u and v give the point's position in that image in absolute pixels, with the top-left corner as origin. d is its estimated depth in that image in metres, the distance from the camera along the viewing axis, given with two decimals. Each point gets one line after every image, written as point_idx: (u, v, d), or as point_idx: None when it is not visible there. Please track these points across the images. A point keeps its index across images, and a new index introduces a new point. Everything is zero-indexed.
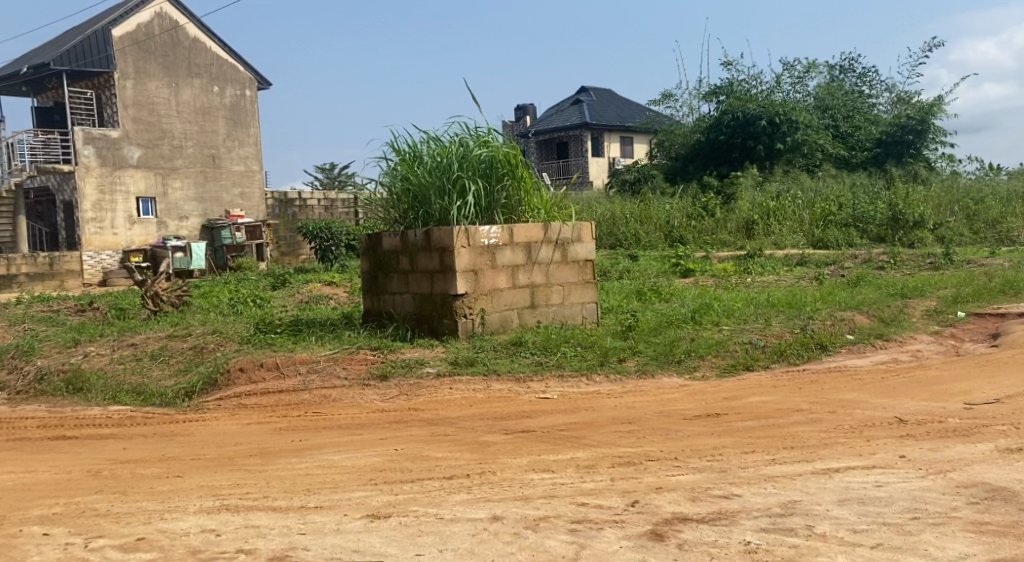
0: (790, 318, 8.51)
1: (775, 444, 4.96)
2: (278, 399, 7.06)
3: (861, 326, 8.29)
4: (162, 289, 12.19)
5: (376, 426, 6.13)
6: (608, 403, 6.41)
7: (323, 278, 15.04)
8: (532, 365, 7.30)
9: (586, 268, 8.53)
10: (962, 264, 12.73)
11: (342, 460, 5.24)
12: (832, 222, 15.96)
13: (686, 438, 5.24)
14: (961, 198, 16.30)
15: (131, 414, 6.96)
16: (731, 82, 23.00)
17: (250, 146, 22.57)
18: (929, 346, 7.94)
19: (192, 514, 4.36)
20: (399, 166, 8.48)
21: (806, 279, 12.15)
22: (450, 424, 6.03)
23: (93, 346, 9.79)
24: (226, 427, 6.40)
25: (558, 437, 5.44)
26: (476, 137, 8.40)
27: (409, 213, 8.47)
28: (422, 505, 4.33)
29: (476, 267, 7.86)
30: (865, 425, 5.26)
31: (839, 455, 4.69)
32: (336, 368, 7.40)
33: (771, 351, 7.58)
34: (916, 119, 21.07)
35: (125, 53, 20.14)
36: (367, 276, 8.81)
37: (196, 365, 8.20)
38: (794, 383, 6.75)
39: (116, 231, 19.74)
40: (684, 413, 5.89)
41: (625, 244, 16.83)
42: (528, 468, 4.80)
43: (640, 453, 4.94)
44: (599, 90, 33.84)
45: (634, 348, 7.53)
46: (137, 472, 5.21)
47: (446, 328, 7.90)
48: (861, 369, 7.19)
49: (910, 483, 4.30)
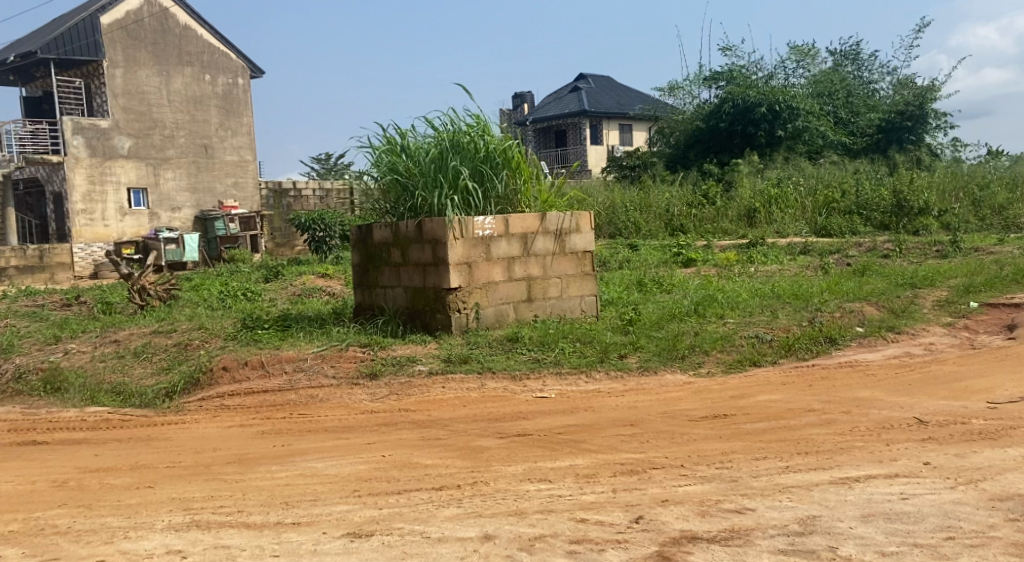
0: (796, 309, 8.19)
1: (788, 449, 4.63)
2: (263, 399, 6.72)
3: (871, 317, 7.97)
4: (150, 283, 11.89)
5: (364, 429, 5.80)
6: (609, 403, 6.07)
7: (317, 270, 14.69)
8: (529, 363, 6.95)
9: (586, 259, 8.19)
10: (970, 252, 12.39)
11: (324, 468, 4.90)
12: (835, 209, 15.58)
13: (692, 443, 4.91)
14: (966, 183, 15.99)
15: (106, 416, 6.63)
16: (731, 68, 22.59)
17: (243, 136, 22.23)
18: (942, 339, 7.60)
19: (159, 532, 4.06)
20: (389, 153, 8.10)
21: (812, 269, 11.77)
22: (442, 427, 5.69)
23: (75, 344, 9.43)
24: (206, 431, 6.08)
25: (556, 441, 5.12)
26: (471, 122, 8.01)
27: (401, 203, 8.10)
28: (407, 521, 4.01)
29: (470, 260, 7.53)
30: (883, 427, 4.92)
31: (858, 462, 4.35)
32: (324, 367, 7.05)
33: (778, 345, 7.25)
34: (915, 105, 20.75)
35: (114, 40, 19.71)
36: (358, 269, 8.46)
37: (179, 364, 7.87)
38: (804, 380, 6.42)
39: (107, 223, 19.38)
40: (688, 414, 5.55)
41: (625, 234, 16.50)
42: (524, 478, 4.46)
43: (644, 461, 4.60)
44: (597, 78, 33.44)
45: (636, 344, 7.20)
46: (106, 482, 4.89)
47: (440, 323, 7.57)
48: (874, 364, 6.88)
49: (939, 495, 3.97)
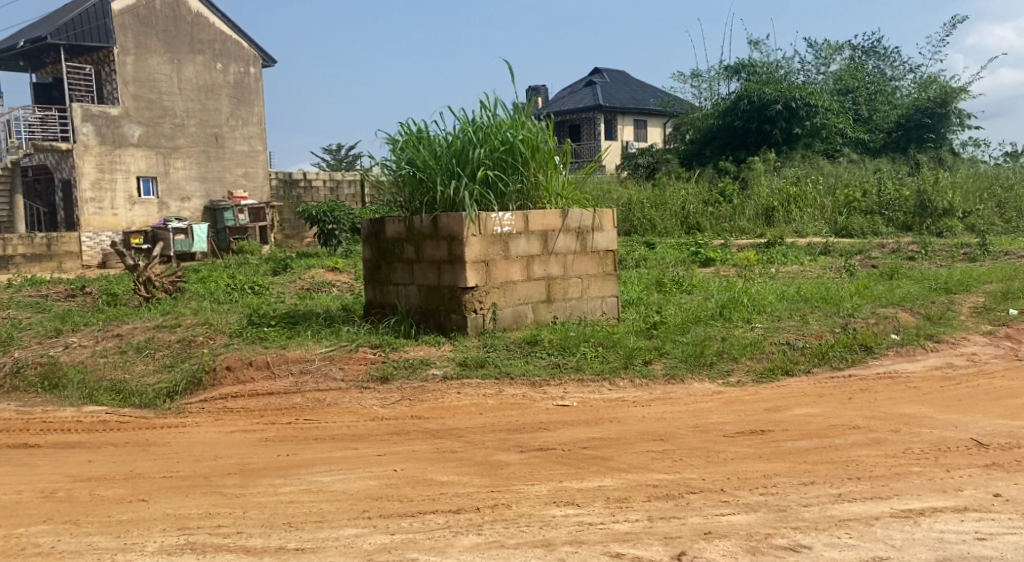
0: (827, 314, 7.77)
1: (837, 474, 4.31)
2: (268, 402, 6.35)
3: (906, 324, 7.55)
4: (155, 275, 11.57)
5: (375, 438, 5.45)
6: (636, 413, 5.68)
7: (327, 264, 14.31)
8: (549, 368, 6.59)
9: (608, 258, 7.81)
10: (999, 255, 11.97)
11: (333, 484, 4.55)
12: (856, 208, 15.12)
13: (730, 463, 4.54)
14: (990, 184, 15.53)
15: (104, 417, 6.27)
16: (752, 61, 22.08)
17: (254, 125, 21.86)
18: (985, 349, 7.20)
19: (150, 556, 3.82)
20: (408, 144, 7.69)
21: (833, 271, 11.31)
22: (457, 438, 5.33)
23: (75, 338, 9.10)
24: (206, 436, 5.73)
25: (581, 457, 4.74)
26: (494, 114, 7.59)
27: (417, 196, 7.66)
28: (423, 551, 3.76)
29: (487, 257, 7.16)
30: (940, 450, 4.60)
31: (919, 491, 4.06)
32: (333, 369, 6.71)
33: (811, 353, 6.86)
34: (938, 102, 20.25)
35: (125, 28, 19.34)
36: (369, 265, 8.07)
37: (182, 362, 7.52)
38: (842, 392, 6.04)
39: (116, 212, 19.09)
40: (723, 428, 5.16)
41: (640, 231, 16.05)
42: (548, 500, 4.13)
43: (678, 483, 4.27)
44: (612, 73, 33.01)
45: (662, 348, 6.81)
46: (97, 493, 4.55)
47: (454, 324, 7.21)
48: (915, 375, 6.47)
49: (1020, 536, 3.71)
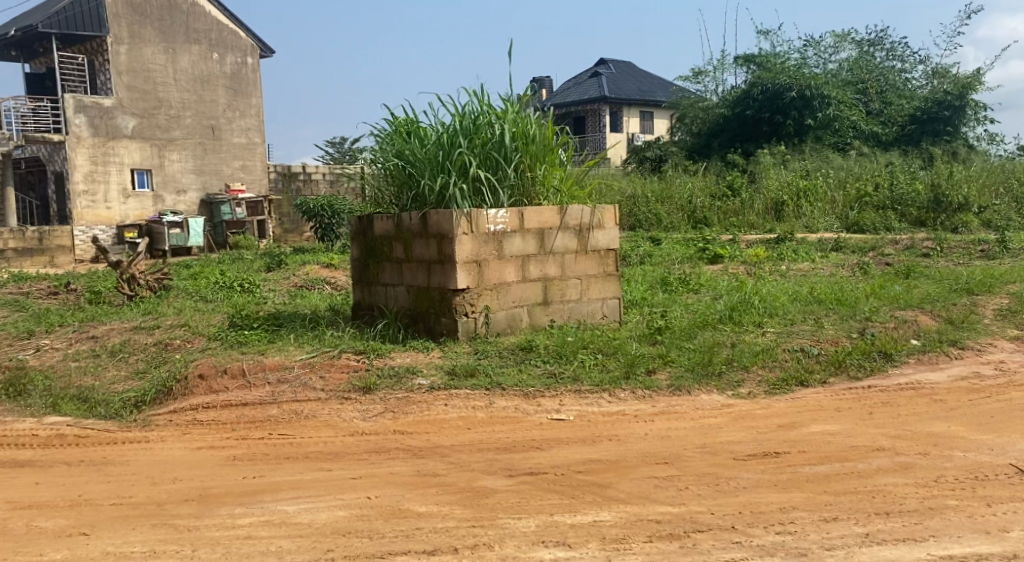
0: (843, 319, 7.24)
1: (861, 509, 3.92)
2: (240, 415, 5.87)
3: (928, 328, 7.02)
4: (139, 272, 11.09)
5: (351, 457, 4.97)
6: (637, 430, 5.19)
7: (323, 260, 13.78)
8: (544, 378, 6.09)
9: (609, 258, 7.32)
10: (1018, 252, 11.47)
11: (301, 514, 4.11)
12: (869, 203, 14.58)
13: (742, 493, 4.08)
14: (1006, 177, 14.97)
15: (63, 431, 5.79)
16: (762, 51, 21.50)
17: (251, 117, 21.35)
18: (1013, 356, 6.66)
19: None
20: (397, 135, 7.20)
21: (847, 268, 10.84)
22: (442, 458, 4.85)
23: (48, 341, 8.59)
24: (169, 454, 5.25)
25: (575, 485, 4.26)
26: (488, 104, 7.07)
27: (405, 191, 7.17)
28: None
29: (480, 257, 6.68)
30: (978, 478, 4.19)
31: (956, 533, 3.73)
32: (313, 378, 6.22)
33: (826, 361, 6.36)
34: (953, 94, 19.63)
35: (119, 16, 18.84)
36: (356, 264, 7.59)
37: (155, 368, 7.03)
38: (862, 406, 5.55)
39: (110, 205, 18.61)
40: (733, 450, 4.66)
41: (646, 226, 15.49)
42: (537, 540, 3.77)
43: (683, 518, 3.88)
44: (618, 64, 32.49)
45: (666, 357, 6.32)
46: (36, 526, 4.11)
47: (444, 328, 6.74)
48: (940, 387, 5.97)
49: None
